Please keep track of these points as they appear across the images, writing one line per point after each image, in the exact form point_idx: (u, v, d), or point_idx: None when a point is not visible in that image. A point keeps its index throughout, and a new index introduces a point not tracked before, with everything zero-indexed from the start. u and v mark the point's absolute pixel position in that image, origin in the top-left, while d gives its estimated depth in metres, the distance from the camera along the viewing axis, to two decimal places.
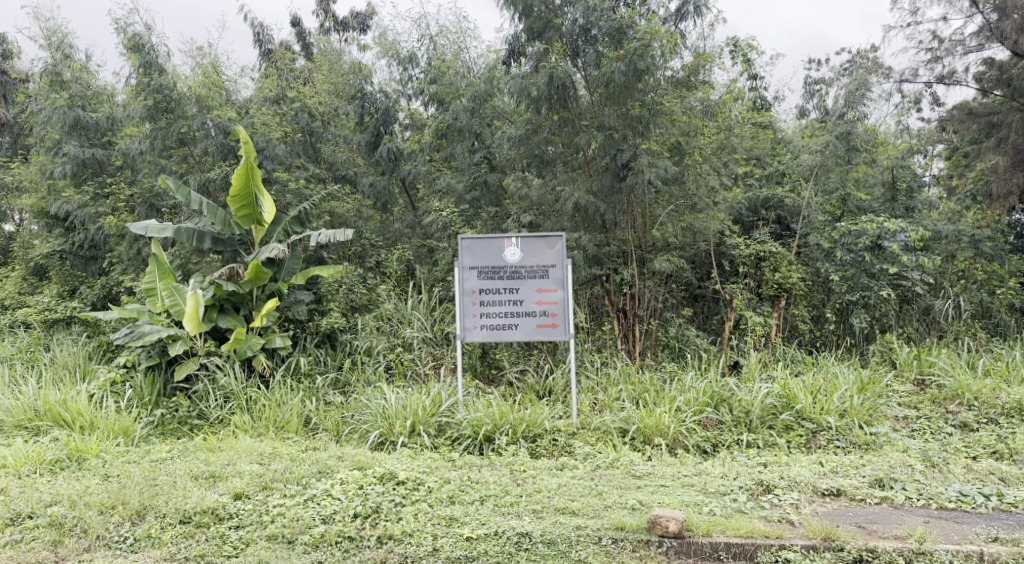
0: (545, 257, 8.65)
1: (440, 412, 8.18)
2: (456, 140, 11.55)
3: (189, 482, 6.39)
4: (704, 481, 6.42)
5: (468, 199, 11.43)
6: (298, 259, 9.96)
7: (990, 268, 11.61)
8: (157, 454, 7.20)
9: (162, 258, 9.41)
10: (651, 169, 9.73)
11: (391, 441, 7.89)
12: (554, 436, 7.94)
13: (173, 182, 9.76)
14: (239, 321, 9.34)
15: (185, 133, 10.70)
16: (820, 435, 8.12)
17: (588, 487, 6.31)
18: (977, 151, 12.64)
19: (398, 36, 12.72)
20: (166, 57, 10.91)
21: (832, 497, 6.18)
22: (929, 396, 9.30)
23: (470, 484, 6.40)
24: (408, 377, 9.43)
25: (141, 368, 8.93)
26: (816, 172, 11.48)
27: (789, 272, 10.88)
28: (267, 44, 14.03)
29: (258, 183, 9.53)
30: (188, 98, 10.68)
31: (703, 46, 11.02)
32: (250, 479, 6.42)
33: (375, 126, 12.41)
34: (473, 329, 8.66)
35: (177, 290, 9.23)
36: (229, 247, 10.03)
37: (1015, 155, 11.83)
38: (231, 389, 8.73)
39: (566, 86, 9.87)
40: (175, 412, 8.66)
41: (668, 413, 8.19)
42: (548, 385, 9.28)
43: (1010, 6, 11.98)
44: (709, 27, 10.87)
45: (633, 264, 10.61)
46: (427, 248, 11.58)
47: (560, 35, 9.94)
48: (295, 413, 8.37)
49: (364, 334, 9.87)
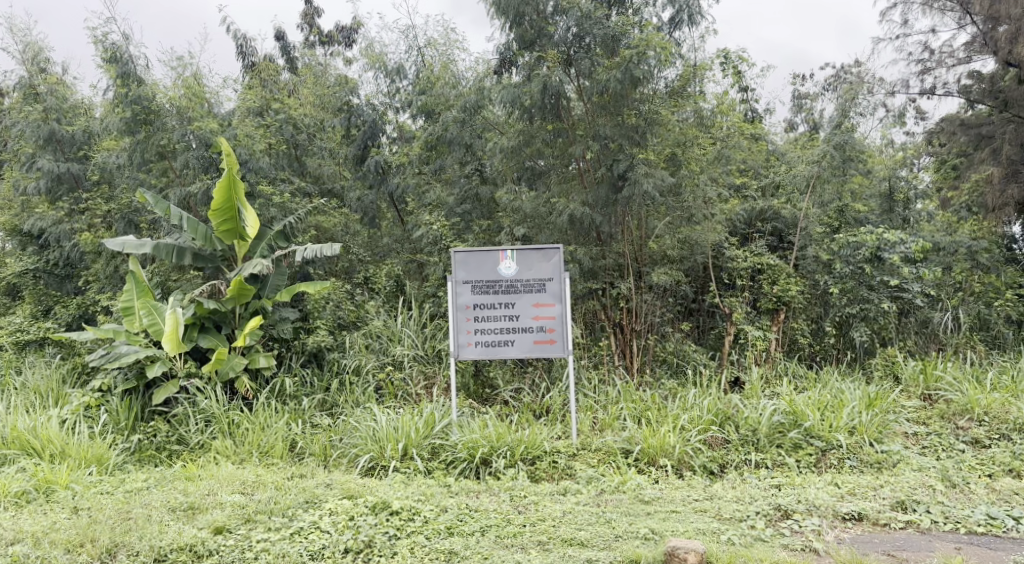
0: (542, 270, 8.30)
1: (433, 434, 7.79)
2: (445, 152, 11.31)
3: (165, 516, 5.94)
4: (718, 506, 6.05)
5: (459, 213, 11.09)
6: (283, 274, 9.58)
7: (986, 280, 11.38)
8: (133, 483, 6.75)
9: (139, 275, 8.92)
10: (648, 179, 9.38)
11: (383, 465, 7.47)
12: (553, 457, 7.57)
13: (151, 196, 9.35)
14: (222, 340, 8.92)
15: (165, 146, 10.25)
16: (830, 454, 7.78)
17: (596, 515, 5.93)
18: (967, 162, 12.71)
19: (385, 47, 12.42)
20: (145, 69, 10.44)
21: (854, 521, 5.83)
22: (938, 412, 8.98)
23: (469, 513, 6.00)
24: (400, 398, 9.01)
25: (117, 391, 8.49)
26: (812, 185, 10.97)
27: (787, 285, 10.55)
28: (250, 57, 13.68)
29: (241, 197, 9.17)
30: (168, 111, 10.22)
31: (693, 58, 10.62)
32: (231, 511, 5.97)
33: (363, 139, 11.90)
34: (467, 346, 8.27)
35: (156, 309, 8.83)
36: (210, 263, 9.58)
37: (1009, 166, 11.87)
38: (212, 413, 8.32)
39: (560, 95, 9.57)
40: (153, 437, 8.19)
41: (672, 433, 7.84)
42: (545, 404, 8.92)
43: (1003, 17, 11.86)
44: (701, 38, 10.52)
45: (629, 277, 10.26)
46: (417, 264, 11.18)
47: (553, 43, 9.64)
48: (280, 437, 7.96)
49: (352, 353, 9.46)
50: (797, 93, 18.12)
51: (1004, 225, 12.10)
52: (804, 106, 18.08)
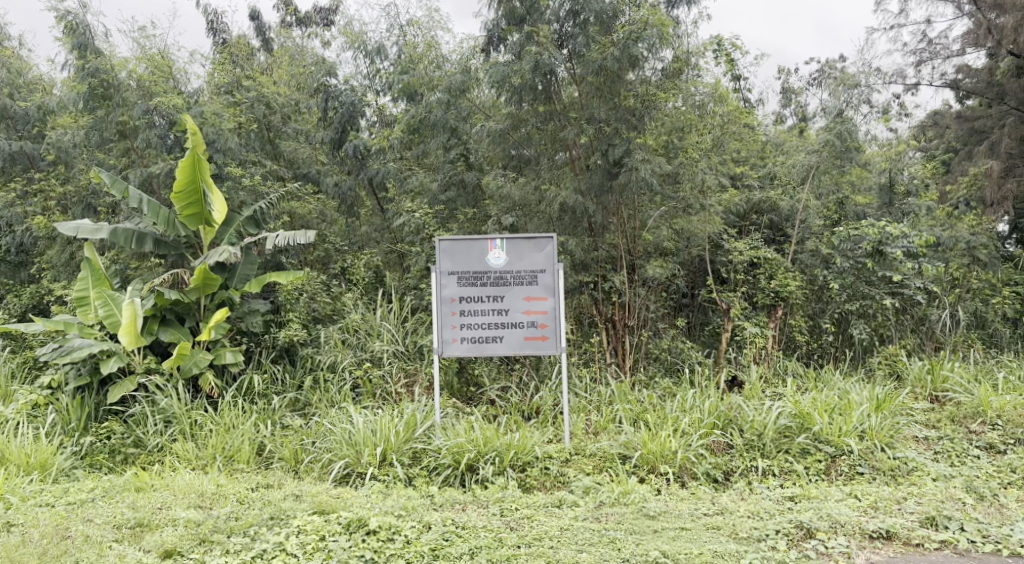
0: (533, 261, 7.68)
1: (415, 437, 7.17)
2: (429, 136, 10.44)
3: (109, 535, 5.29)
4: (733, 522, 5.50)
5: (443, 200, 10.38)
6: (253, 263, 8.92)
7: (985, 277, 10.80)
8: (76, 495, 6.06)
9: (95, 262, 8.27)
10: (646, 165, 8.81)
11: (359, 473, 6.82)
12: (545, 464, 6.98)
13: (108, 175, 8.59)
14: (185, 334, 8.25)
15: (125, 122, 9.50)
16: (840, 461, 7.23)
17: (597, 533, 5.35)
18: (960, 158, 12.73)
19: (364, 26, 11.73)
20: (105, 40, 9.65)
21: (884, 541, 5.29)
22: (948, 413, 8.45)
23: (455, 531, 5.38)
24: (378, 398, 8.36)
25: (68, 389, 7.82)
26: (810, 175, 10.34)
27: (785, 279, 9.93)
28: (222, 33, 12.83)
29: (208, 178, 8.45)
30: (130, 85, 9.46)
31: (686, 42, 9.51)
32: (184, 530, 5.32)
33: (341, 122, 11.15)
34: (451, 343, 7.66)
35: (113, 299, 8.13)
36: (173, 250, 8.88)
37: (1007, 160, 11.71)
38: (173, 413, 7.64)
39: (552, 75, 8.93)
40: (106, 439, 7.48)
41: (673, 437, 7.26)
42: (534, 405, 8.34)
43: (1007, 6, 11.36)
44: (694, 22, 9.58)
45: (623, 270, 9.60)
46: (397, 254, 10.51)
47: (545, 21, 9.02)
48: (247, 440, 7.27)
49: (327, 348, 8.77)
50: (786, 85, 17.62)
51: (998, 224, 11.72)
52: (793, 99, 17.41)
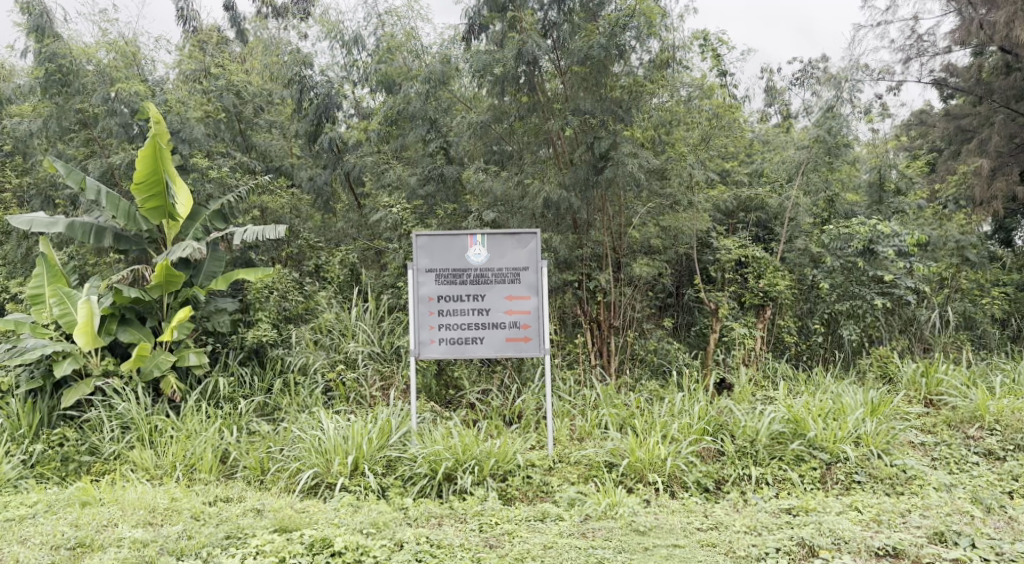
0: (515, 259, 7.29)
1: (389, 445, 6.75)
2: (408, 128, 10.00)
3: (44, 559, 4.86)
4: (729, 540, 5.20)
5: (422, 195, 9.91)
6: (220, 260, 8.45)
7: (976, 277, 10.50)
8: (16, 510, 5.60)
9: (52, 258, 7.75)
10: (633, 159, 8.39)
11: (328, 484, 6.41)
12: (527, 472, 6.61)
13: (64, 165, 8.08)
14: (145, 333, 7.79)
15: (85, 110, 9.01)
16: (836, 469, 6.89)
17: (583, 552, 5.02)
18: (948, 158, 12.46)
19: (341, 15, 11.24)
20: (65, 25, 9.15)
21: (889, 559, 4.99)
22: (943, 418, 8.11)
23: (430, 551, 5.01)
24: (351, 402, 7.93)
25: (19, 392, 7.37)
26: (802, 171, 9.97)
27: (774, 278, 9.53)
28: (192, 21, 12.30)
29: (170, 169, 7.98)
30: (90, 72, 8.98)
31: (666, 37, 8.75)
32: (129, 552, 4.90)
33: (317, 114, 10.69)
34: (428, 344, 7.24)
35: (69, 297, 7.66)
36: (134, 245, 8.41)
37: (997, 158, 11.37)
38: (131, 417, 7.19)
39: (535, 64, 8.53)
40: (59, 446, 7.05)
41: (662, 444, 6.90)
42: (517, 409, 7.94)
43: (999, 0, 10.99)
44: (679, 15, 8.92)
45: (608, 268, 9.22)
46: (374, 251, 10.05)
47: (528, 7, 8.61)
48: (210, 448, 6.83)
49: (297, 349, 8.33)
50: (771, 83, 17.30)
51: (986, 222, 11.47)
52: (778, 98, 17.10)
